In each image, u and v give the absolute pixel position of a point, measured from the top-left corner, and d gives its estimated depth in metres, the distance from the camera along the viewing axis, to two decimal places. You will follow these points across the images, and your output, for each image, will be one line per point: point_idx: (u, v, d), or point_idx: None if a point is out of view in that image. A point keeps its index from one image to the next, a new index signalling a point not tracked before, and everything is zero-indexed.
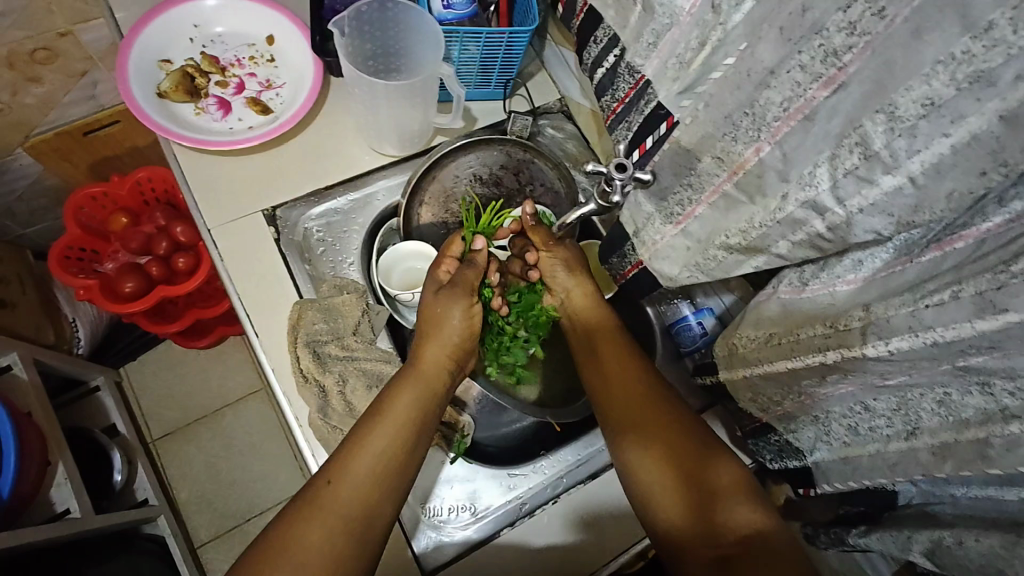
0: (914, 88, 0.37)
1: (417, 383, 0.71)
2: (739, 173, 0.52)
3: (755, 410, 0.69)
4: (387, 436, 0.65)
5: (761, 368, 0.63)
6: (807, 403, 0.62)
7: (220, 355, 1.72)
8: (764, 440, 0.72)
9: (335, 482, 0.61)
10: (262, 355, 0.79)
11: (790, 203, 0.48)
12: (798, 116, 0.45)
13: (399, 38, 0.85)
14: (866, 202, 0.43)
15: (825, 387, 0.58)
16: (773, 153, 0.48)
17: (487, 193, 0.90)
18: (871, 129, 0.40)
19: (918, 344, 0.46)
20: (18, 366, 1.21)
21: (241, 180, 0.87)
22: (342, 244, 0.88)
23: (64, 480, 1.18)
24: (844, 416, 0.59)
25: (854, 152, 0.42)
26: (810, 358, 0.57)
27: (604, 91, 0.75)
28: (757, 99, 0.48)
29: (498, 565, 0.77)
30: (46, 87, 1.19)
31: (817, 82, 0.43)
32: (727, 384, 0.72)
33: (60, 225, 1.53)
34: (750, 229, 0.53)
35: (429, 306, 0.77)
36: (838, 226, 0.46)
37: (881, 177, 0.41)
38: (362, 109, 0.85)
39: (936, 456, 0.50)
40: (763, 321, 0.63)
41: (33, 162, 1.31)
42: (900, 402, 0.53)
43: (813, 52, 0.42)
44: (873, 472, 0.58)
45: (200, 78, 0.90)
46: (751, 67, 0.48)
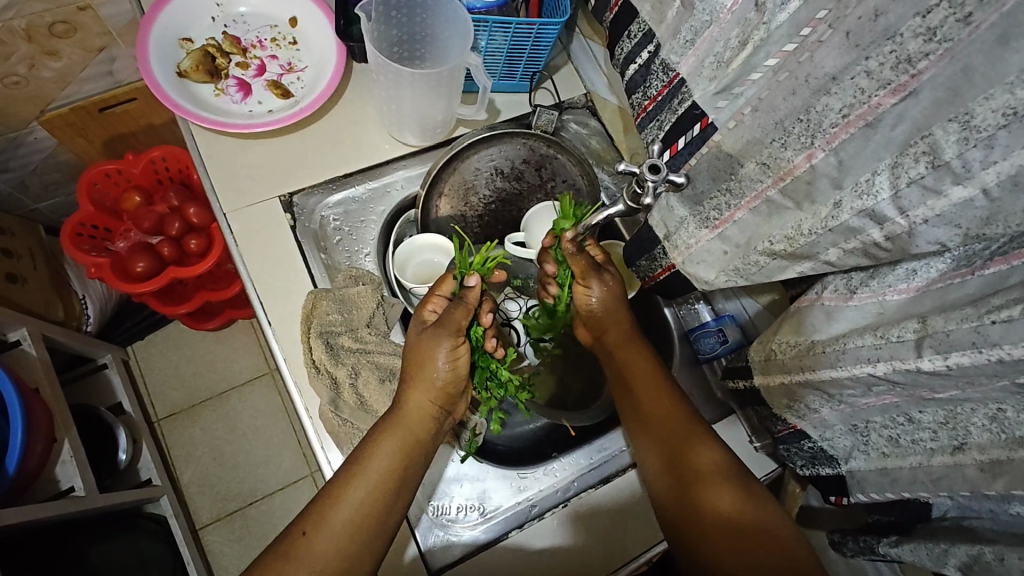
0: (995, 97, 0.35)
1: (398, 431, 0.68)
2: (787, 178, 0.50)
3: (789, 417, 0.65)
4: (364, 489, 0.64)
5: (801, 376, 0.60)
6: (846, 412, 0.59)
7: (228, 337, 1.72)
8: (795, 447, 0.67)
9: (309, 534, 0.61)
10: (275, 345, 0.78)
11: (845, 212, 0.46)
12: (859, 123, 0.43)
13: (426, 25, 0.83)
14: (932, 213, 0.41)
15: (869, 398, 0.55)
16: (828, 160, 0.46)
17: (508, 188, 0.89)
18: (942, 137, 0.38)
19: (980, 361, 0.43)
20: (28, 342, 1.21)
21: (259, 166, 0.85)
22: (358, 234, 0.87)
23: (69, 458, 1.18)
24: (885, 426, 0.57)
25: (921, 161, 0.40)
26: (856, 369, 0.53)
27: (634, 89, 0.71)
28: (814, 106, 0.46)
29: (506, 567, 0.76)
30: (64, 61, 1.18)
31: (884, 89, 0.41)
32: (761, 390, 0.68)
33: (72, 201, 1.53)
34: (798, 236, 0.51)
35: (414, 347, 0.70)
36: (897, 236, 0.44)
37: (950, 188, 0.39)
38: (385, 97, 0.83)
39: (985, 472, 0.49)
40: (804, 329, 0.59)
41: (48, 136, 1.31)
42: (948, 415, 0.50)
43: (883, 58, 0.40)
44: (914, 486, 0.56)
45: (220, 58, 0.88)
46: (809, 72, 0.46)
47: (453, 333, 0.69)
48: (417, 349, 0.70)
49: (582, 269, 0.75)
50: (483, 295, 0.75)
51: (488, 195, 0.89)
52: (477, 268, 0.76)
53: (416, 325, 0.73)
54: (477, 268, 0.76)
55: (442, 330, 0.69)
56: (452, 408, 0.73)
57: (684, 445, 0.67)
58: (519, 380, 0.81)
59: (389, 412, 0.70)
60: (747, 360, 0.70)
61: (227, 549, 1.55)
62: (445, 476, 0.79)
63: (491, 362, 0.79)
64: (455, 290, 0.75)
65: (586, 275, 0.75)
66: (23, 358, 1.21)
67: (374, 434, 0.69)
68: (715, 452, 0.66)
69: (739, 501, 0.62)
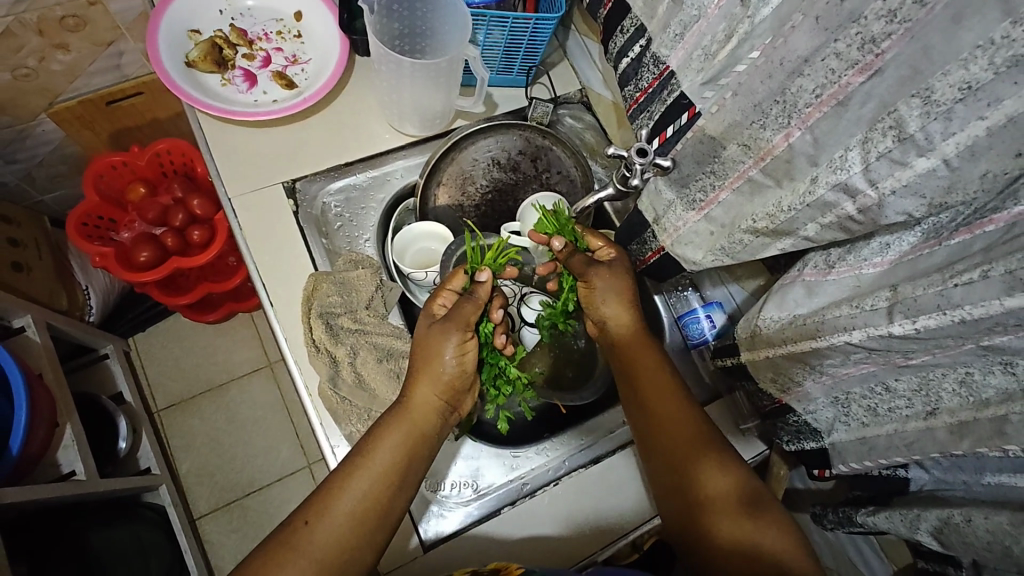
0: (951, 73, 0.38)
1: (402, 427, 0.69)
2: (766, 158, 0.53)
3: (774, 391, 0.68)
4: (367, 481, 0.65)
5: (785, 348, 0.62)
6: (829, 383, 0.61)
7: (229, 330, 1.74)
8: (781, 421, 0.70)
9: (311, 524, 0.62)
10: (275, 324, 0.80)
11: (821, 186, 0.49)
12: (832, 102, 0.46)
13: (427, 19, 0.86)
14: (899, 183, 0.43)
15: (848, 366, 0.57)
16: (804, 137, 0.49)
17: (504, 178, 0.92)
18: (906, 112, 0.41)
19: (945, 322, 0.45)
20: (32, 329, 1.24)
21: (264, 155, 0.88)
22: (359, 220, 0.90)
23: (71, 443, 1.20)
24: (864, 397, 0.59)
25: (888, 135, 0.42)
26: (834, 339, 0.55)
27: (626, 81, 0.74)
28: (789, 87, 0.49)
29: (499, 543, 0.78)
30: (73, 55, 1.22)
31: (852, 69, 0.44)
32: (748, 366, 0.70)
33: (77, 193, 1.56)
34: (778, 212, 0.54)
35: (422, 339, 0.73)
36: (869, 208, 0.47)
37: (914, 160, 0.42)
38: (386, 88, 0.86)
39: (954, 434, 0.51)
40: (787, 304, 0.62)
41: (56, 128, 1.35)
42: (922, 382, 0.52)
43: (850, 40, 0.43)
44: (890, 452, 0.58)
45: (228, 49, 0.91)
46: (784, 56, 0.49)
47: (461, 328, 0.71)
48: (427, 344, 0.71)
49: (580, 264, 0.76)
50: (493, 290, 0.77)
51: (484, 185, 0.92)
52: (488, 262, 0.78)
53: (424, 319, 0.74)
54: (488, 262, 0.78)
55: (451, 324, 0.71)
56: (456, 404, 0.74)
57: (692, 447, 0.67)
58: (526, 377, 0.83)
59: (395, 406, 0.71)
60: (735, 339, 0.73)
61: (225, 539, 1.57)
62: (442, 455, 0.82)
63: (501, 359, 0.79)
64: (465, 286, 0.76)
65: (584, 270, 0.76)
66: (27, 344, 1.23)
67: (378, 428, 0.70)
68: (716, 447, 0.67)
69: (741, 505, 0.63)
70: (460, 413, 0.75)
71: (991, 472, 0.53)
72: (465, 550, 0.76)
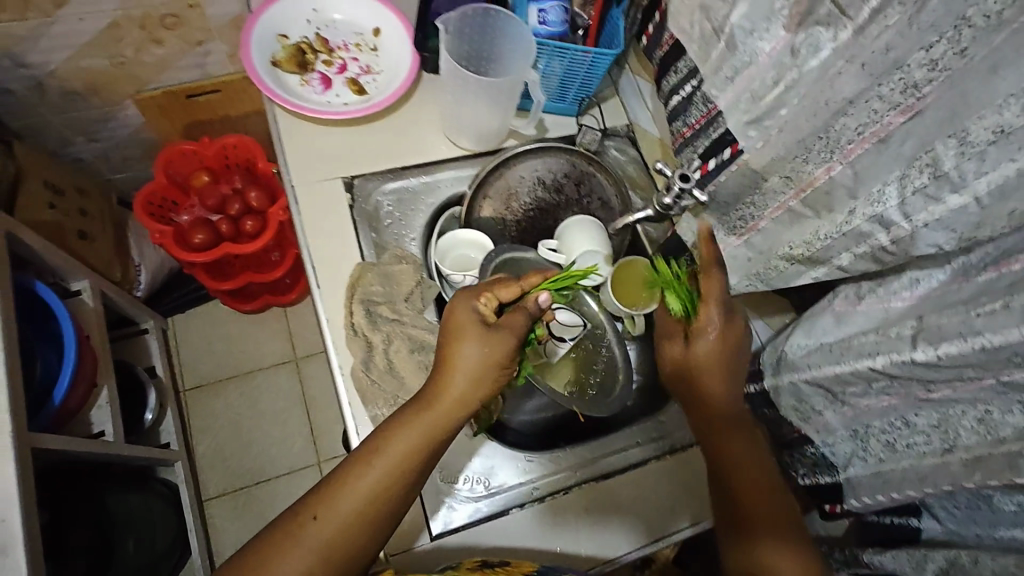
0: (987, 116, 0.42)
1: (421, 430, 0.69)
2: (807, 190, 0.59)
3: (794, 419, 0.69)
4: (374, 479, 0.67)
5: (809, 373, 0.64)
6: (850, 415, 0.63)
7: (261, 321, 1.84)
8: (798, 453, 0.72)
9: (319, 521, 0.65)
10: (319, 304, 0.86)
11: (858, 217, 0.54)
12: (873, 139, 0.51)
13: (494, 44, 0.94)
14: (932, 217, 0.48)
15: (869, 398, 0.60)
16: (844, 171, 0.55)
17: (547, 198, 0.98)
18: (942, 152, 0.46)
19: (966, 350, 0.47)
20: (87, 293, 1.33)
21: (329, 151, 0.95)
22: (408, 220, 0.95)
23: (105, 405, 1.27)
24: (883, 431, 0.61)
25: (924, 172, 0.48)
26: (857, 364, 0.58)
27: (676, 116, 0.81)
28: (832, 126, 0.55)
29: (504, 542, 0.80)
30: (165, 49, 1.37)
31: (895, 110, 0.49)
32: (769, 392, 0.72)
33: (145, 176, 1.71)
34: (814, 241, 0.60)
35: (457, 339, 0.71)
36: (902, 239, 0.52)
37: (948, 195, 0.46)
38: (450, 102, 0.93)
39: (967, 467, 0.53)
40: (815, 331, 0.64)
41: (137, 113, 1.51)
42: (941, 418, 0.55)
43: (893, 84, 0.49)
44: (904, 485, 0.60)
45: (310, 54, 1.00)
46: (829, 97, 0.54)
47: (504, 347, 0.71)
48: (465, 352, 0.70)
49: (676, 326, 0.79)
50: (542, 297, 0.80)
51: (527, 203, 0.98)
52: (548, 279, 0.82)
53: (472, 319, 0.72)
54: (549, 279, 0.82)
55: (495, 340, 0.71)
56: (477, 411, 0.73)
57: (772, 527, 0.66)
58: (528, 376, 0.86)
59: (417, 401, 0.71)
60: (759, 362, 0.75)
61: (227, 525, 1.64)
62: (460, 450, 0.83)
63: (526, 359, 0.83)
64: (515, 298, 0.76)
65: (675, 334, 0.79)
66: (78, 307, 1.32)
67: (397, 418, 0.70)
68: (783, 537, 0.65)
69: None
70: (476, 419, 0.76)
71: (1004, 527, 0.55)
72: (473, 546, 0.79)
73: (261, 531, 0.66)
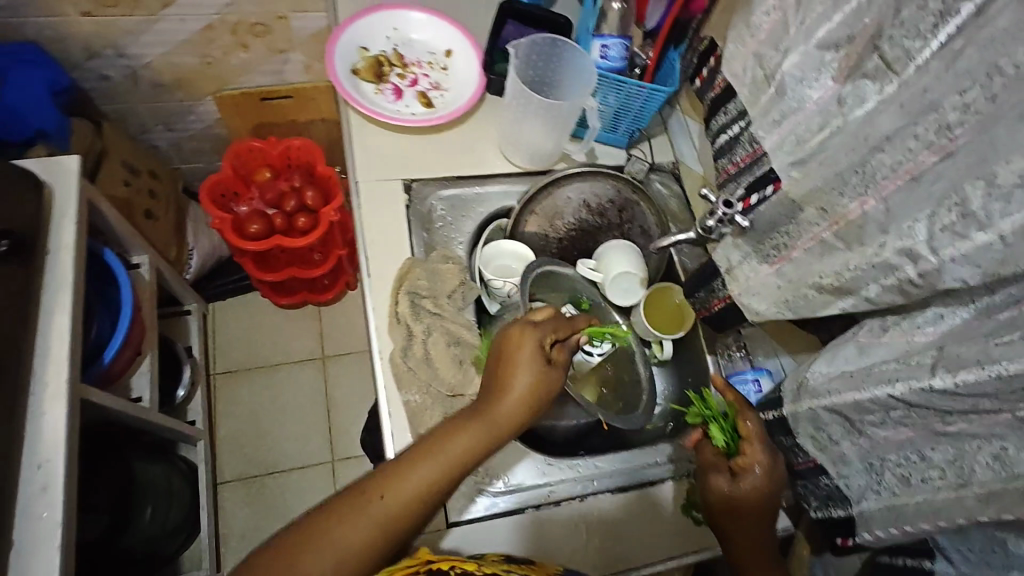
0: (1014, 161, 0.46)
1: (482, 431, 0.71)
2: (841, 223, 0.63)
3: (810, 447, 0.71)
4: (432, 471, 0.67)
5: (829, 399, 0.66)
6: (865, 446, 0.64)
7: (295, 318, 1.91)
8: (812, 484, 0.72)
9: (385, 500, 0.65)
10: (367, 291, 0.91)
11: (887, 250, 0.57)
12: (907, 175, 0.55)
13: (557, 73, 1.02)
14: (958, 253, 0.51)
15: (887, 429, 0.61)
16: (878, 207, 0.58)
17: (590, 221, 1.03)
18: (971, 192, 0.49)
19: (982, 378, 0.50)
20: (145, 268, 1.42)
21: (393, 154, 1.02)
22: (458, 225, 1.02)
23: (145, 372, 1.33)
24: (899, 465, 0.62)
25: (953, 211, 0.51)
26: (878, 390, 0.60)
27: (722, 154, 0.86)
28: (869, 160, 0.58)
29: (516, 539, 0.81)
30: (250, 54, 1.50)
31: (928, 149, 0.53)
32: (787, 418, 0.73)
33: (210, 168, 1.83)
34: (845, 271, 0.63)
35: (523, 360, 0.75)
36: (929, 273, 0.55)
37: (975, 233, 0.50)
38: (510, 120, 1.01)
39: (981, 501, 0.54)
40: (838, 359, 0.67)
41: (214, 109, 1.63)
42: (956, 454, 0.56)
43: (928, 125, 0.53)
44: (917, 519, 0.60)
45: (387, 67, 1.09)
46: (869, 134, 0.59)
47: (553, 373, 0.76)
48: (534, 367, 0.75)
49: (708, 460, 0.77)
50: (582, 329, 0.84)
51: (571, 223, 1.03)
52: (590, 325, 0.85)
53: (536, 341, 0.77)
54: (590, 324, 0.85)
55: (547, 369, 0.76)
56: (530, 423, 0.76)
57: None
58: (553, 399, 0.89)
59: (479, 405, 0.73)
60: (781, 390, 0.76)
61: (235, 509, 1.68)
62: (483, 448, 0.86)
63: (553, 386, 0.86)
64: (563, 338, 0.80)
65: (710, 468, 0.76)
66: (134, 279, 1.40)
67: (459, 417, 0.72)
68: None
69: None
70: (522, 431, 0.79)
71: (1017, 572, 0.55)
72: (485, 539, 0.80)
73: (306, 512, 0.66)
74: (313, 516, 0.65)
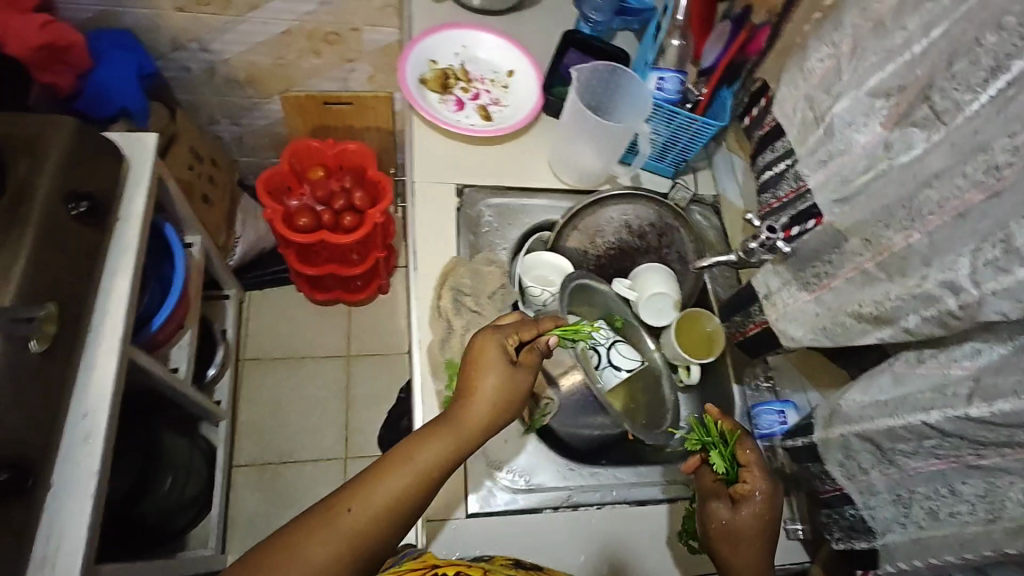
0: None
1: (451, 436, 0.71)
2: (885, 254, 0.66)
3: (838, 475, 0.73)
4: (404, 481, 0.67)
5: (861, 426, 0.68)
6: (895, 477, 0.66)
7: (326, 314, 1.96)
8: (836, 516, 0.75)
9: (354, 511, 0.64)
10: (412, 284, 0.96)
11: (930, 282, 0.60)
12: (954, 212, 0.58)
13: (612, 99, 1.08)
14: (1000, 287, 0.53)
15: (917, 460, 0.63)
16: (922, 240, 0.61)
17: (630, 241, 1.08)
18: (1017, 230, 0.52)
19: (1019, 407, 0.52)
20: (196, 249, 1.49)
21: (450, 159, 1.08)
22: (503, 232, 1.06)
23: (184, 346, 1.39)
24: (927, 498, 0.63)
25: (997, 247, 0.54)
26: (910, 419, 0.62)
27: (766, 188, 0.89)
28: (916, 196, 0.62)
29: (531, 538, 0.83)
30: (320, 60, 1.60)
31: (976, 188, 0.56)
32: (818, 444, 0.75)
33: (265, 163, 1.93)
34: (885, 301, 0.66)
35: (489, 368, 0.76)
36: (969, 305, 0.57)
37: (1017, 268, 0.52)
38: (564, 139, 1.06)
39: (1010, 535, 0.55)
40: (872, 388, 0.68)
41: (279, 108, 1.73)
42: (988, 489, 0.57)
43: (977, 165, 0.55)
44: (942, 551, 0.61)
45: (452, 80, 1.16)
46: (917, 170, 0.62)
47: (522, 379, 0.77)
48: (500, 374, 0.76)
49: (708, 487, 0.77)
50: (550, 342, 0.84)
51: (611, 241, 1.08)
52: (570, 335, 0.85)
53: (501, 351, 0.77)
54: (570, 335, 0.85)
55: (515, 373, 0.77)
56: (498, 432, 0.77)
57: None
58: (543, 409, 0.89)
59: (447, 414, 0.74)
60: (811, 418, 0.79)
61: (246, 494, 1.70)
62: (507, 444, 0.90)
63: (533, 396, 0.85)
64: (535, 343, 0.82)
65: (708, 496, 0.76)
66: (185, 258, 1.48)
67: (427, 427, 0.72)
68: None
69: None
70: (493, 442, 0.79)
71: None
72: (501, 533, 0.82)
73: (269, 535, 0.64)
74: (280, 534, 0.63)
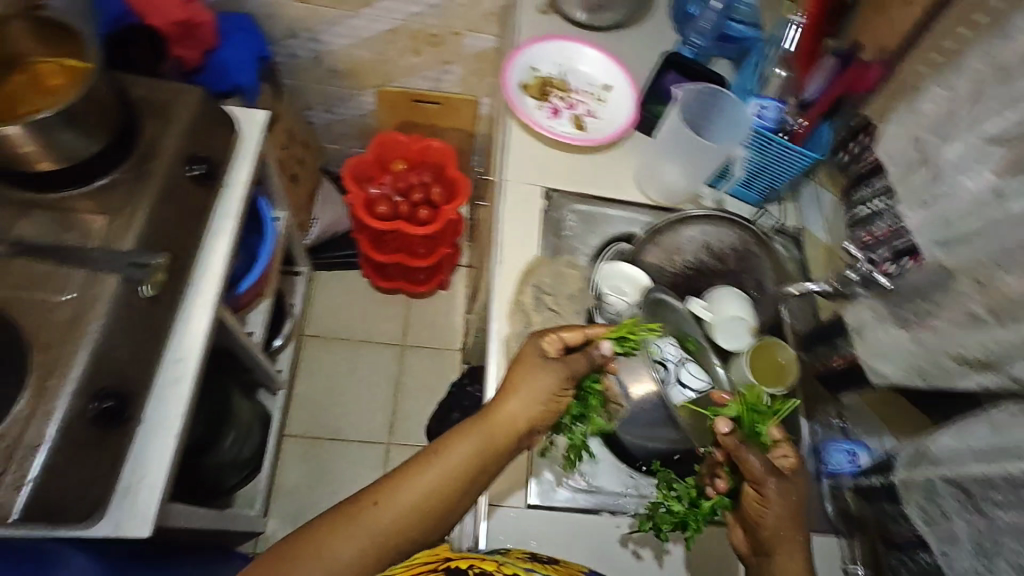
0: None
1: (481, 434, 0.74)
2: (999, 297, 0.65)
3: (917, 519, 0.73)
4: (434, 479, 0.70)
5: (949, 470, 0.69)
6: (982, 527, 0.64)
7: (387, 303, 2.02)
8: (910, 557, 0.77)
9: (379, 507, 0.67)
10: (496, 278, 1.00)
11: None
12: None
13: (711, 120, 1.12)
14: None
15: (1010, 511, 0.60)
16: None
17: (708, 262, 1.08)
18: None
19: None
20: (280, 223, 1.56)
21: (541, 163, 1.12)
22: (584, 239, 1.08)
23: (262, 312, 1.47)
24: (1015, 552, 0.60)
25: None
26: (1007, 468, 0.61)
27: (863, 225, 0.92)
28: None
29: (590, 535, 0.88)
30: (419, 59, 1.68)
31: None
32: (900, 487, 0.77)
33: (350, 152, 2.02)
34: (992, 345, 0.65)
35: (526, 371, 0.79)
36: None
37: None
38: (659, 159, 1.10)
39: None
40: (965, 434, 0.68)
41: (372, 101, 1.82)
42: None
43: None
44: None
45: (551, 88, 1.20)
46: None
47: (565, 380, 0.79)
48: (531, 379, 0.78)
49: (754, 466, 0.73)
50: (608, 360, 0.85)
51: (690, 260, 1.08)
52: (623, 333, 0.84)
53: (535, 353, 0.80)
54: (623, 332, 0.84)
55: (556, 373, 0.79)
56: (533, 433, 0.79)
57: None
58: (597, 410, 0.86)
59: (479, 414, 0.76)
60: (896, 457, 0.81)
61: (292, 464, 1.77)
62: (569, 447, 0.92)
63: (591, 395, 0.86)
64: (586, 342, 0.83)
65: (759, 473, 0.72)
66: None
67: (458, 427, 0.75)
68: None
69: None
70: (529, 444, 0.81)
71: None
72: (563, 527, 0.88)
73: (294, 532, 0.66)
74: (314, 525, 0.67)
